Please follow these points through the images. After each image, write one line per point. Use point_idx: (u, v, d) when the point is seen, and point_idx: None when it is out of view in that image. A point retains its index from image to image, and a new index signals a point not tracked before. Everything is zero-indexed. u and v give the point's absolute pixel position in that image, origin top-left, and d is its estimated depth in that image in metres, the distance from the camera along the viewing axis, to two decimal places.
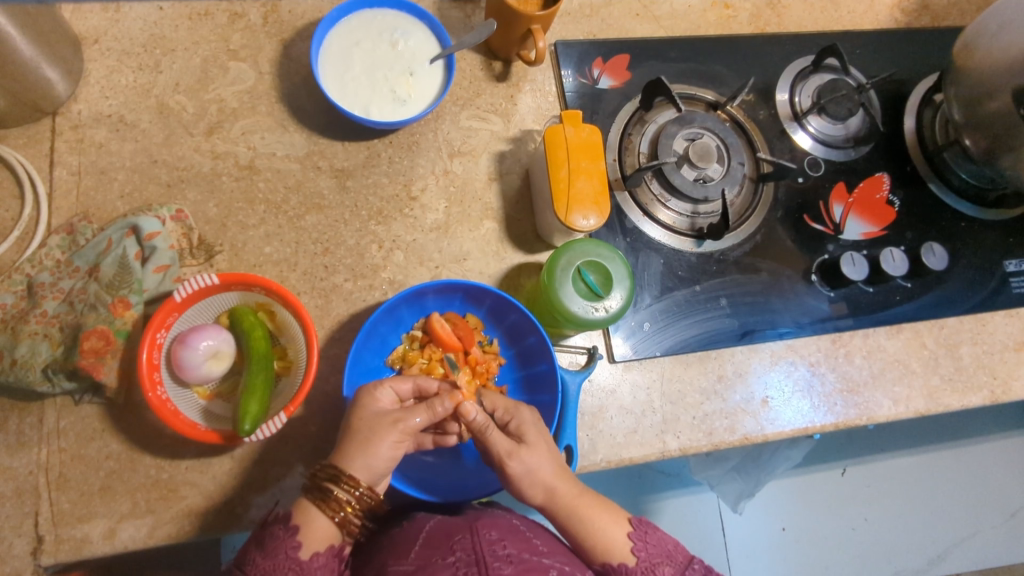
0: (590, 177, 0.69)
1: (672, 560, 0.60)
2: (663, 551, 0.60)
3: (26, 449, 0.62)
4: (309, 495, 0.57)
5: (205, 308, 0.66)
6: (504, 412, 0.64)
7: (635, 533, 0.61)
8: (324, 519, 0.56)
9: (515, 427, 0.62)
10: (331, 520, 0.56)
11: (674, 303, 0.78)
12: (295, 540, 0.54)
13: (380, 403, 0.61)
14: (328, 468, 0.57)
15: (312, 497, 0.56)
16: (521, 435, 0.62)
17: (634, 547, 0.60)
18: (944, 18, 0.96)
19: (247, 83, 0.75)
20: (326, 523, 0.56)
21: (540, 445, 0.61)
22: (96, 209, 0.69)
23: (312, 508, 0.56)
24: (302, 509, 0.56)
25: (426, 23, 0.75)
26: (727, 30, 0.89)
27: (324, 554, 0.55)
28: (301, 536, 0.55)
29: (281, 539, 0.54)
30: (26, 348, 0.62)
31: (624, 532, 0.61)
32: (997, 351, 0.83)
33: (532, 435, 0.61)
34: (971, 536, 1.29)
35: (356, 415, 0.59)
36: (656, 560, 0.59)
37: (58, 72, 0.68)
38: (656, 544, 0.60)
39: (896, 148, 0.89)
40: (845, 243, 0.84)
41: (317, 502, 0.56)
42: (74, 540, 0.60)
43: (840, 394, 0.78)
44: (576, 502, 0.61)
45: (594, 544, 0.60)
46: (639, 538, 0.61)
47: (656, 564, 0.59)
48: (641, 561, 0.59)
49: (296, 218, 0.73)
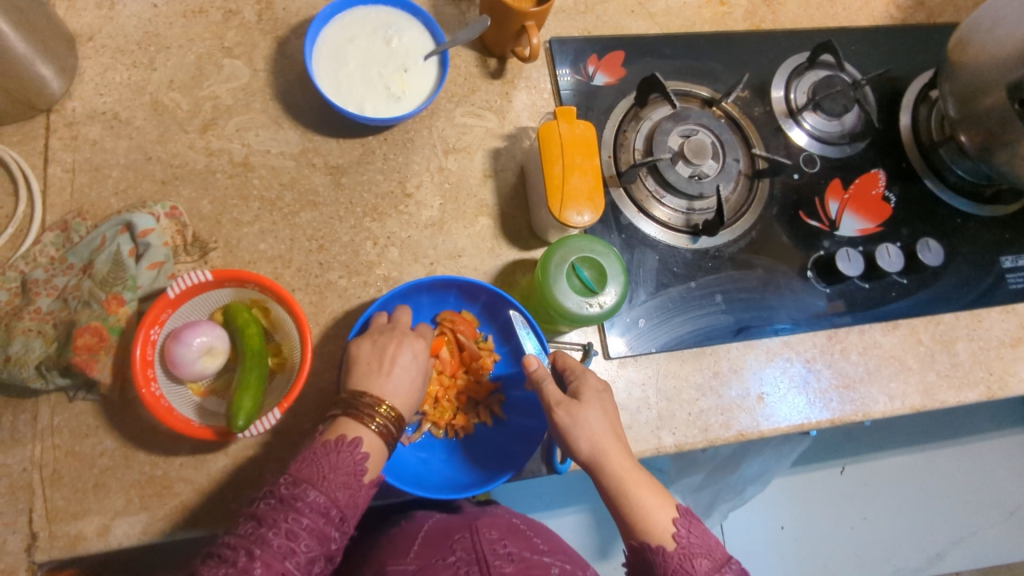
0: (584, 173, 0.69)
1: (711, 555, 0.57)
2: (705, 544, 0.58)
3: (20, 446, 0.62)
4: (342, 417, 0.58)
5: (199, 305, 0.66)
6: (571, 373, 0.67)
7: (680, 520, 0.59)
8: (368, 432, 0.57)
9: (574, 387, 0.65)
10: (373, 432, 0.58)
11: (669, 299, 0.77)
12: (352, 449, 0.55)
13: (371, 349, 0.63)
14: (348, 394, 0.59)
15: (347, 418, 0.58)
16: (578, 393, 0.64)
17: (677, 533, 0.58)
18: (939, 15, 0.96)
19: (242, 80, 0.75)
20: (371, 435, 0.57)
21: (592, 404, 0.63)
22: (90, 205, 0.69)
23: (352, 425, 0.58)
24: (341, 428, 0.57)
25: (421, 20, 0.75)
26: (722, 26, 0.89)
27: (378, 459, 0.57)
28: (357, 444, 0.56)
29: (336, 453, 0.55)
30: (19, 344, 0.62)
31: (668, 518, 0.59)
32: (993, 347, 0.82)
33: (587, 396, 0.64)
34: (971, 534, 1.29)
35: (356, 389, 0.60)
36: (697, 550, 0.57)
37: (52, 69, 0.68)
38: (698, 535, 0.58)
39: (891, 144, 0.89)
40: (840, 239, 0.84)
41: (355, 419, 0.58)
42: (68, 536, 0.60)
43: (835, 391, 0.78)
44: (623, 473, 0.61)
45: (634, 521, 0.59)
46: (683, 527, 0.58)
47: (695, 554, 0.57)
48: (680, 547, 0.57)
49: (291, 215, 0.73)
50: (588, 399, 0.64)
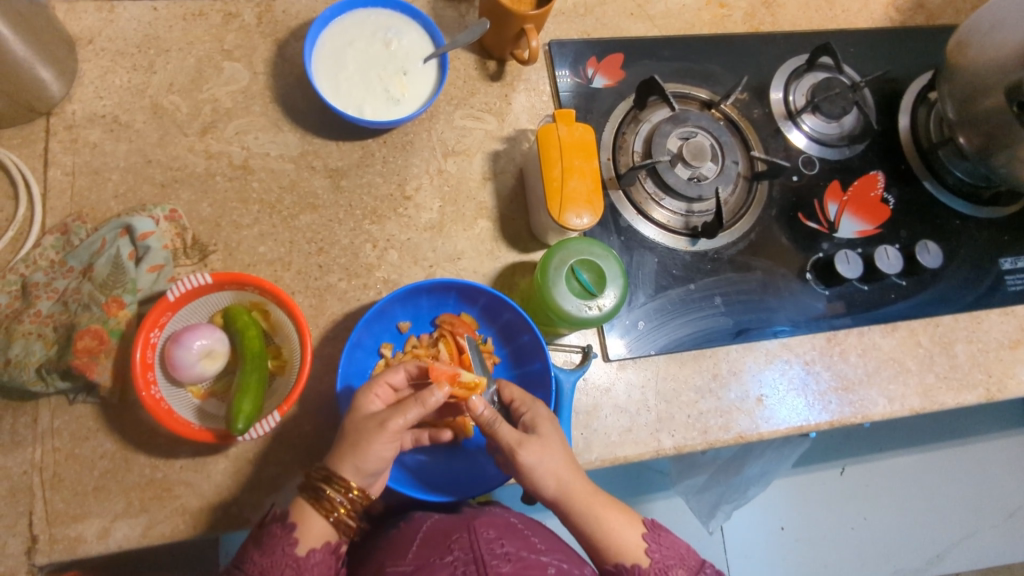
0: (583, 176, 0.69)
1: (686, 564, 0.61)
2: (677, 554, 0.62)
3: (20, 449, 0.62)
4: (304, 495, 0.57)
5: (200, 307, 0.66)
6: (519, 405, 0.64)
7: (649, 534, 0.62)
8: (319, 520, 0.57)
9: (529, 420, 0.62)
10: (325, 520, 0.57)
11: (668, 301, 0.77)
12: (292, 538, 0.55)
13: (371, 407, 0.60)
14: (321, 470, 0.57)
15: (307, 497, 0.57)
16: (535, 426, 0.62)
17: (649, 548, 0.61)
18: (939, 17, 0.96)
19: (242, 83, 0.76)
20: (322, 523, 0.57)
21: (551, 436, 0.61)
22: (90, 209, 0.70)
23: (307, 508, 0.57)
24: (298, 508, 0.57)
25: (420, 23, 0.75)
26: (721, 29, 0.89)
27: (320, 551, 0.56)
28: (298, 533, 0.56)
29: (279, 537, 0.56)
30: (20, 347, 0.62)
31: (638, 534, 0.62)
32: (992, 349, 0.83)
33: (544, 428, 0.61)
34: (971, 535, 1.29)
35: (351, 418, 0.59)
36: (670, 561, 0.61)
37: (51, 73, 0.68)
38: (669, 546, 0.62)
39: (890, 146, 0.89)
40: (839, 241, 0.84)
41: (312, 502, 0.57)
42: (68, 539, 0.61)
43: (834, 393, 0.78)
44: (592, 500, 0.62)
45: (608, 545, 0.61)
46: (653, 540, 0.62)
47: (670, 566, 0.60)
48: (654, 562, 0.60)
49: (290, 217, 0.73)
50: (547, 432, 0.61)
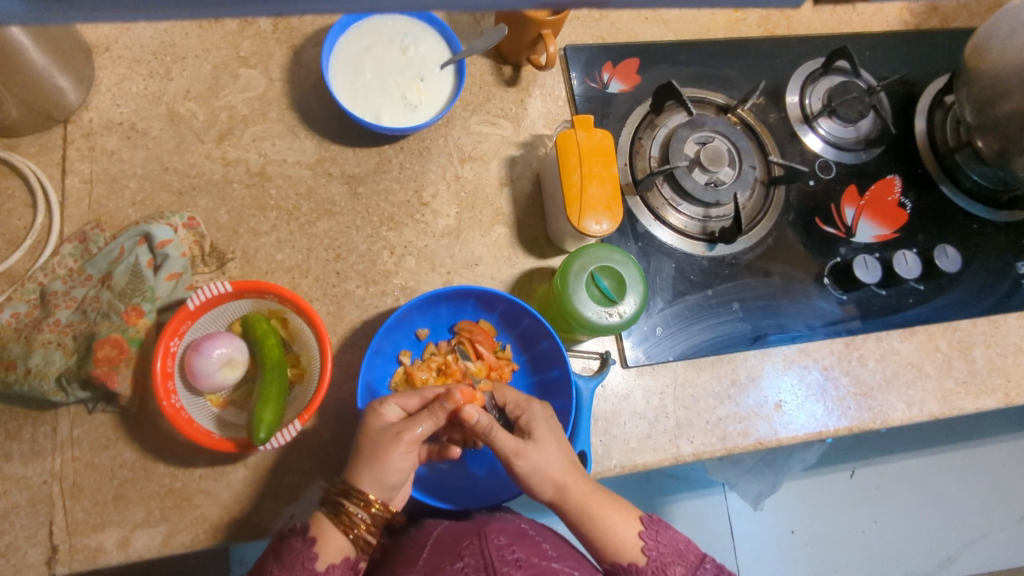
0: (602, 182, 0.69)
1: (684, 560, 0.61)
2: (675, 551, 0.61)
3: (39, 458, 0.62)
4: (323, 509, 0.58)
5: (218, 316, 0.66)
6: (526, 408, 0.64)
7: (646, 532, 0.62)
8: (339, 536, 0.57)
9: (524, 424, 0.63)
10: (344, 536, 0.57)
11: (686, 307, 0.77)
12: (313, 552, 0.55)
13: (386, 418, 0.60)
14: (339, 484, 0.58)
15: (326, 511, 0.58)
16: (530, 431, 0.62)
17: (645, 546, 0.61)
18: (954, 19, 0.96)
19: (257, 90, 0.75)
20: (342, 539, 0.57)
21: (548, 442, 0.61)
22: (108, 217, 0.69)
23: (327, 522, 0.57)
24: (318, 521, 0.58)
25: (437, 28, 0.75)
26: (736, 33, 0.89)
27: (340, 565, 0.56)
28: (318, 548, 0.56)
29: (299, 551, 0.55)
30: (39, 357, 0.61)
31: (635, 532, 0.61)
32: (1011, 353, 0.82)
33: (540, 432, 0.62)
34: (982, 537, 1.28)
35: (365, 433, 0.60)
36: (667, 559, 0.60)
37: (69, 80, 0.68)
38: (667, 543, 0.61)
39: (908, 150, 0.88)
40: (856, 245, 0.83)
41: (331, 516, 0.57)
42: (88, 549, 0.60)
43: (853, 398, 0.78)
44: (589, 500, 0.61)
45: (605, 544, 0.61)
46: (650, 538, 0.61)
47: (668, 564, 0.60)
48: (652, 561, 0.60)
49: (307, 224, 0.73)
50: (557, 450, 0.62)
